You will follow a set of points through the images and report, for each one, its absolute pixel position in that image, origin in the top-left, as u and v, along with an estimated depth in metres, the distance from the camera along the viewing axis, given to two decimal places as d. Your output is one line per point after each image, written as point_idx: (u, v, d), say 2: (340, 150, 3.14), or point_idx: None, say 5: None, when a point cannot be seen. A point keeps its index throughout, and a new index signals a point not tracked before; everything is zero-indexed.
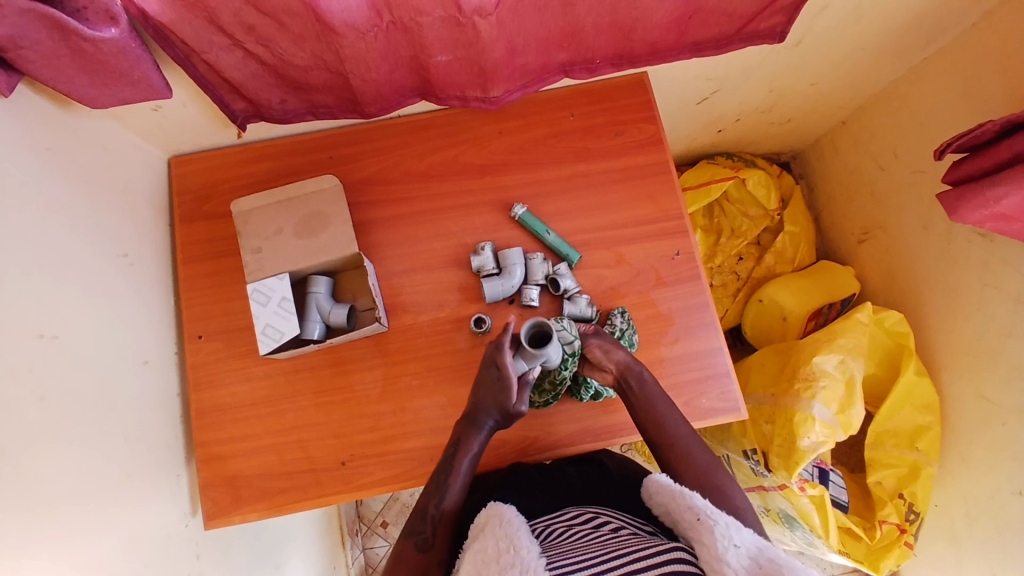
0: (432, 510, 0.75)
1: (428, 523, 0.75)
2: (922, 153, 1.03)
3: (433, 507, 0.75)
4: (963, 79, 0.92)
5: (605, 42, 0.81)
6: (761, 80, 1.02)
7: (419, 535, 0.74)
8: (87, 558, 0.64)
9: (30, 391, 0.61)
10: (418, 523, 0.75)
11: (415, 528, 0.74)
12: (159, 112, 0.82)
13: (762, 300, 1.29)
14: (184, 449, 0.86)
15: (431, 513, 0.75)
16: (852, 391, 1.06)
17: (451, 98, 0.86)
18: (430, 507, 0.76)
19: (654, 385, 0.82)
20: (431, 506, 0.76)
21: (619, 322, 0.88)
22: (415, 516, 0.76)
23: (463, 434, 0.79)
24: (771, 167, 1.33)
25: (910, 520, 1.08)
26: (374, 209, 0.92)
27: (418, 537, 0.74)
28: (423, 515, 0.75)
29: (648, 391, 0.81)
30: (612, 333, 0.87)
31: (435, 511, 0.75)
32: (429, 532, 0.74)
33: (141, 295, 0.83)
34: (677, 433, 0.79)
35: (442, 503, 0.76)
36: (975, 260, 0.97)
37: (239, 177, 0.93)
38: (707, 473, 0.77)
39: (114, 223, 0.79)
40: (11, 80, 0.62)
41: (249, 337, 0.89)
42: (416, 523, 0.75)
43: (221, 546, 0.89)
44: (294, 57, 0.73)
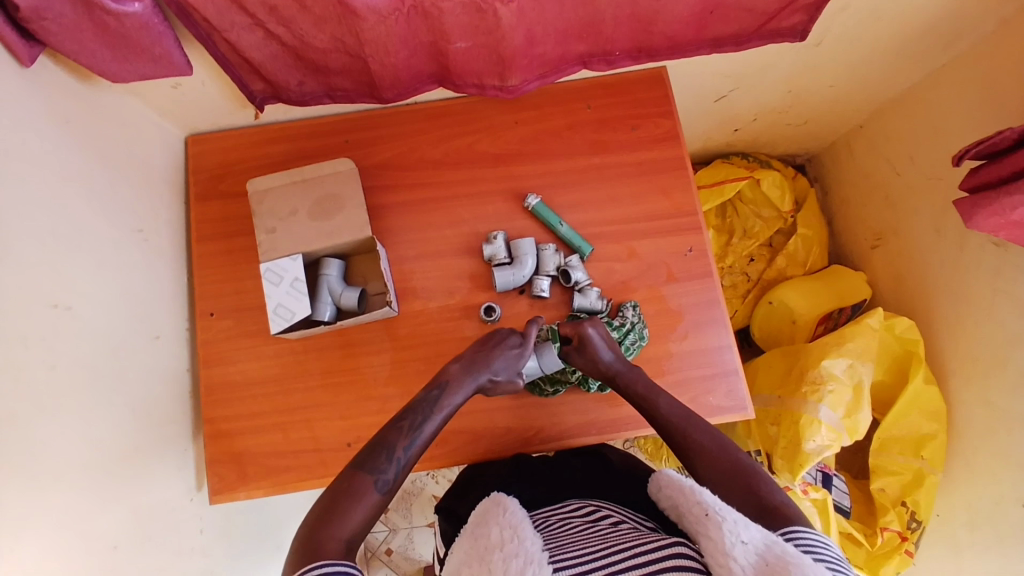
0: (399, 454, 0.71)
1: (392, 463, 0.69)
2: (937, 160, 1.02)
3: (402, 451, 0.71)
4: (984, 85, 0.91)
5: (625, 34, 0.81)
6: (779, 80, 1.01)
7: (382, 473, 0.68)
8: (90, 526, 0.65)
9: (41, 359, 0.62)
10: (381, 460, 0.69)
11: (377, 464, 0.69)
12: (178, 89, 0.82)
13: (772, 302, 1.28)
14: (191, 424, 0.86)
15: (399, 455, 0.70)
16: (859, 397, 1.06)
17: (468, 85, 0.86)
18: (397, 447, 0.71)
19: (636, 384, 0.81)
20: (400, 448, 0.71)
21: (630, 315, 0.88)
22: (376, 447, 0.70)
23: (446, 384, 0.78)
24: (787, 169, 1.32)
25: (912, 528, 1.07)
26: (388, 194, 0.93)
27: (381, 475, 0.68)
28: (390, 454, 0.70)
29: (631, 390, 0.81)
30: (622, 325, 0.87)
31: (401, 456, 0.70)
32: (390, 474, 0.69)
33: (155, 270, 0.84)
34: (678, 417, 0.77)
35: (411, 449, 0.71)
36: (988, 269, 0.96)
37: (256, 157, 0.94)
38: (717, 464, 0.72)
39: (130, 198, 0.80)
40: (33, 52, 0.63)
41: (260, 317, 0.90)
42: (380, 460, 0.69)
43: (224, 521, 0.89)
44: (314, 39, 0.74)
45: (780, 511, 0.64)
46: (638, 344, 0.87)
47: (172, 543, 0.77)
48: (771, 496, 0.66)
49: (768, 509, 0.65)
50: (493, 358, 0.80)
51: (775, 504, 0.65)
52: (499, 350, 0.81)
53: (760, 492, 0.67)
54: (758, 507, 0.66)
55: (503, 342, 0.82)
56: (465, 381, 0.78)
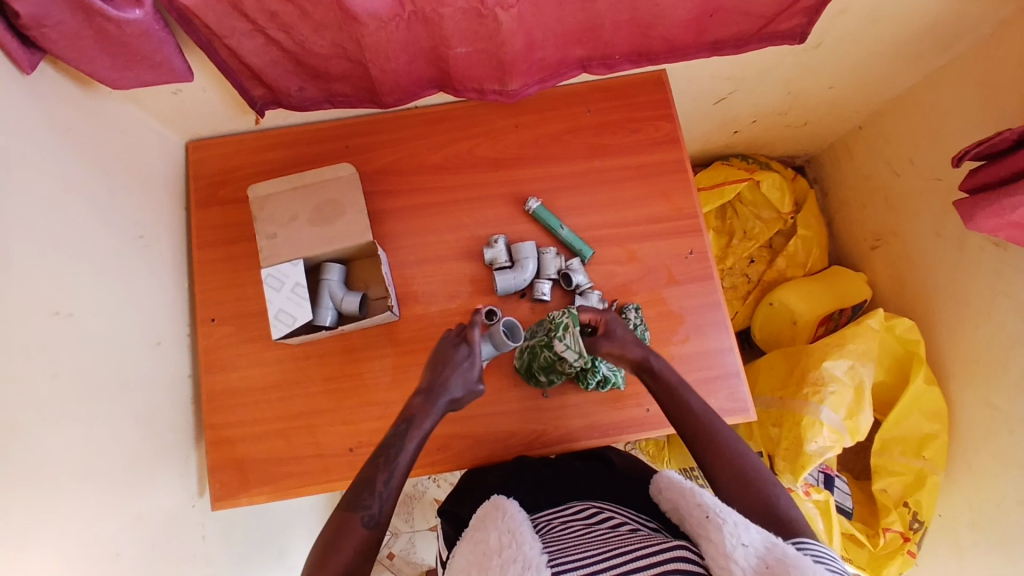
0: (381, 486, 0.71)
1: (375, 497, 0.70)
2: (937, 160, 1.03)
3: (383, 483, 0.71)
4: (982, 86, 0.91)
5: (624, 38, 0.81)
6: (778, 82, 1.01)
7: (367, 510, 0.69)
8: (93, 534, 0.65)
9: (43, 366, 0.62)
10: (364, 497, 0.70)
11: (361, 502, 0.70)
12: (178, 96, 0.82)
13: (772, 303, 1.28)
14: (192, 431, 0.86)
15: (379, 488, 0.71)
16: (861, 397, 1.06)
17: (468, 90, 0.86)
18: (378, 481, 0.71)
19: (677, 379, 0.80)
20: (380, 482, 0.71)
21: (630, 317, 0.87)
22: (358, 486, 0.71)
23: (410, 411, 0.76)
24: (786, 170, 1.32)
25: (914, 528, 1.07)
26: (388, 199, 0.93)
27: (365, 512, 0.69)
28: (372, 489, 0.70)
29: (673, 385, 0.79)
30: (622, 327, 0.86)
31: (383, 488, 0.71)
32: (376, 508, 0.70)
33: (156, 276, 0.84)
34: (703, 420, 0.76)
35: (392, 480, 0.72)
36: (988, 269, 0.96)
37: (256, 163, 0.94)
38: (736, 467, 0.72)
39: (131, 204, 0.80)
40: (34, 59, 0.63)
41: (261, 323, 0.90)
42: (362, 497, 0.70)
43: (226, 527, 0.89)
44: (314, 45, 0.74)
45: (795, 525, 0.65)
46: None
47: (174, 549, 0.77)
48: (787, 511, 0.67)
49: (784, 522, 0.65)
50: (449, 377, 0.78)
51: (791, 518, 0.66)
52: (452, 367, 0.78)
53: (777, 505, 0.67)
54: (771, 518, 0.66)
55: (453, 358, 0.79)
56: (429, 404, 0.77)
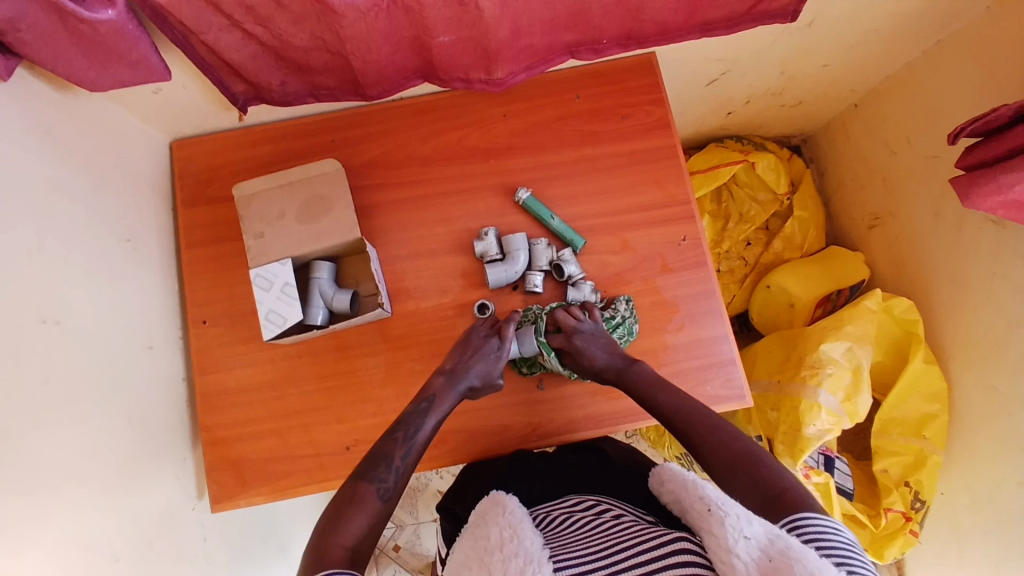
0: (398, 461, 0.72)
1: (391, 470, 0.71)
2: (934, 138, 1.01)
3: (401, 458, 0.72)
4: (979, 61, 0.89)
5: (612, 22, 0.79)
6: (772, 61, 0.99)
7: (383, 481, 0.70)
8: (91, 541, 0.65)
9: (33, 375, 0.62)
10: (380, 469, 0.71)
11: (377, 473, 0.70)
12: (159, 94, 0.81)
13: (769, 286, 1.27)
14: (189, 433, 0.86)
15: (396, 462, 0.72)
16: (859, 379, 1.05)
17: (454, 79, 0.84)
18: (395, 456, 0.73)
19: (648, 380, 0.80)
20: (398, 456, 0.73)
21: (621, 308, 0.86)
22: (375, 460, 0.72)
23: (430, 393, 0.79)
24: (782, 151, 1.30)
25: (916, 508, 1.08)
26: (376, 193, 0.91)
27: (382, 482, 0.69)
28: (388, 463, 0.72)
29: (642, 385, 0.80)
30: (613, 317, 0.86)
31: (399, 462, 0.72)
32: (391, 481, 0.70)
33: (145, 279, 0.83)
34: (684, 411, 0.76)
35: (409, 456, 0.73)
36: (987, 248, 0.95)
37: (242, 160, 0.93)
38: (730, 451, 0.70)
39: (116, 206, 0.79)
40: (9, 64, 0.61)
41: (253, 323, 0.89)
42: (379, 468, 0.71)
43: (226, 527, 0.90)
44: (294, 38, 0.72)
45: (790, 495, 0.63)
46: (626, 338, 0.86)
47: (175, 552, 0.77)
48: (779, 482, 0.65)
49: (777, 494, 0.63)
50: (472, 364, 0.81)
51: (783, 488, 0.64)
52: (476, 355, 0.81)
53: (768, 479, 0.66)
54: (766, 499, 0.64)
55: (482, 348, 0.82)
56: (450, 388, 0.80)
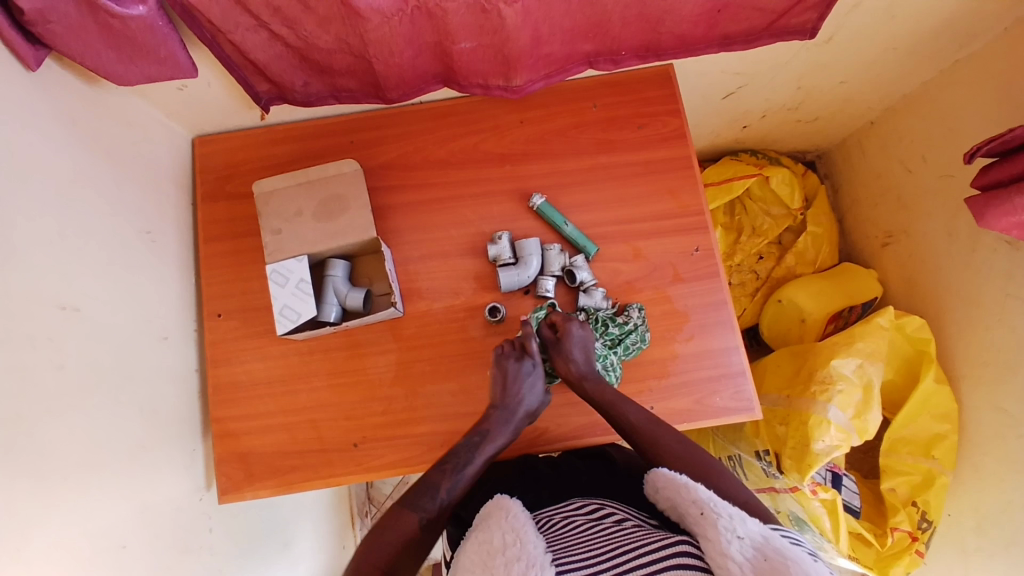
0: (441, 492, 0.74)
1: (433, 499, 0.74)
2: (950, 158, 1.01)
3: (444, 490, 0.75)
4: (994, 81, 0.89)
5: (631, 33, 0.80)
6: (790, 75, 1.00)
7: (425, 510, 0.73)
8: (100, 528, 0.65)
9: (48, 360, 0.63)
10: (424, 498, 0.73)
11: (421, 502, 0.73)
12: (184, 91, 0.82)
13: (781, 301, 1.27)
14: (199, 424, 0.87)
15: (442, 494, 0.74)
16: (869, 397, 1.04)
17: (473, 85, 0.85)
18: (440, 487, 0.75)
19: (609, 390, 0.82)
20: (443, 488, 0.75)
21: (634, 316, 0.86)
22: (420, 490, 0.74)
23: (486, 421, 0.80)
24: (796, 166, 1.31)
25: (922, 528, 1.06)
26: (392, 194, 0.93)
27: (425, 513, 0.72)
28: (431, 492, 0.74)
29: (603, 394, 0.82)
30: (625, 323, 0.86)
31: (443, 493, 0.74)
32: (432, 509, 0.73)
33: (163, 270, 0.84)
34: (639, 420, 0.80)
35: (454, 487, 0.75)
36: (1000, 269, 0.94)
37: (261, 158, 0.94)
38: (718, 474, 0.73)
39: (137, 199, 0.80)
40: (39, 54, 0.63)
41: (267, 318, 0.90)
42: (423, 498, 0.73)
43: (232, 520, 0.91)
44: (318, 40, 0.73)
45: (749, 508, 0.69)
46: (638, 345, 0.86)
47: (181, 541, 0.78)
48: (735, 496, 0.71)
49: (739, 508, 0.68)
50: (522, 395, 0.81)
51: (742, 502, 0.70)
52: (521, 383, 0.81)
53: (728, 490, 0.71)
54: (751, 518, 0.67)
55: (522, 373, 0.82)
56: (504, 422, 0.80)
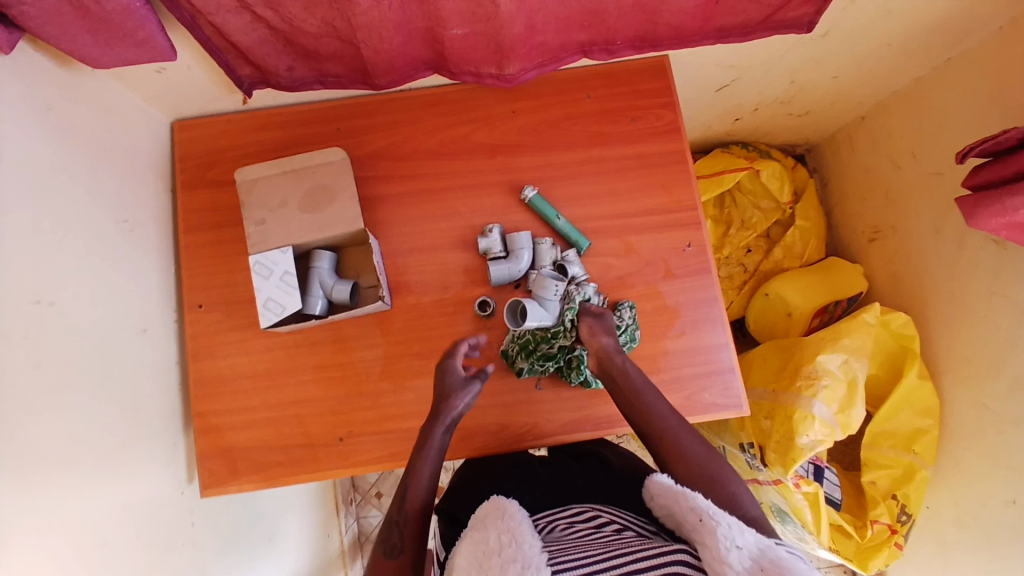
0: (395, 515, 0.72)
1: (394, 529, 0.71)
2: (939, 156, 1.01)
3: (395, 510, 0.72)
4: (988, 81, 0.89)
5: (627, 23, 0.78)
6: (783, 70, 0.99)
7: (388, 541, 0.71)
8: (79, 528, 0.63)
9: (24, 356, 0.60)
10: (387, 530, 0.71)
11: (384, 534, 0.71)
12: (163, 74, 0.79)
13: (768, 294, 1.27)
14: (180, 419, 0.85)
15: (397, 516, 0.72)
16: (853, 392, 1.05)
17: (464, 73, 0.83)
18: (394, 512, 0.72)
19: (637, 376, 0.79)
20: (396, 510, 0.72)
21: (625, 315, 0.85)
22: (386, 526, 0.72)
23: (423, 438, 0.77)
24: (787, 160, 1.30)
25: (901, 521, 1.08)
26: (380, 184, 0.90)
27: (387, 544, 0.70)
28: (391, 522, 0.72)
29: (630, 381, 0.79)
30: (616, 325, 0.85)
31: (400, 517, 0.72)
32: (397, 537, 0.71)
33: (141, 261, 0.81)
34: (664, 424, 0.76)
35: (405, 506, 0.72)
36: (986, 269, 0.95)
37: (244, 145, 0.91)
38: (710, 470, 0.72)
39: (115, 187, 0.77)
40: (12, 38, 0.59)
41: (250, 310, 0.88)
42: (385, 530, 0.72)
43: (215, 515, 0.89)
44: (304, 24, 0.71)
45: (758, 526, 0.67)
46: (628, 345, 0.86)
47: (163, 541, 0.76)
48: (745, 513, 0.68)
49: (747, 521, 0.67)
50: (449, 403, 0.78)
51: (749, 517, 0.68)
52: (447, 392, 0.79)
53: (740, 503, 0.69)
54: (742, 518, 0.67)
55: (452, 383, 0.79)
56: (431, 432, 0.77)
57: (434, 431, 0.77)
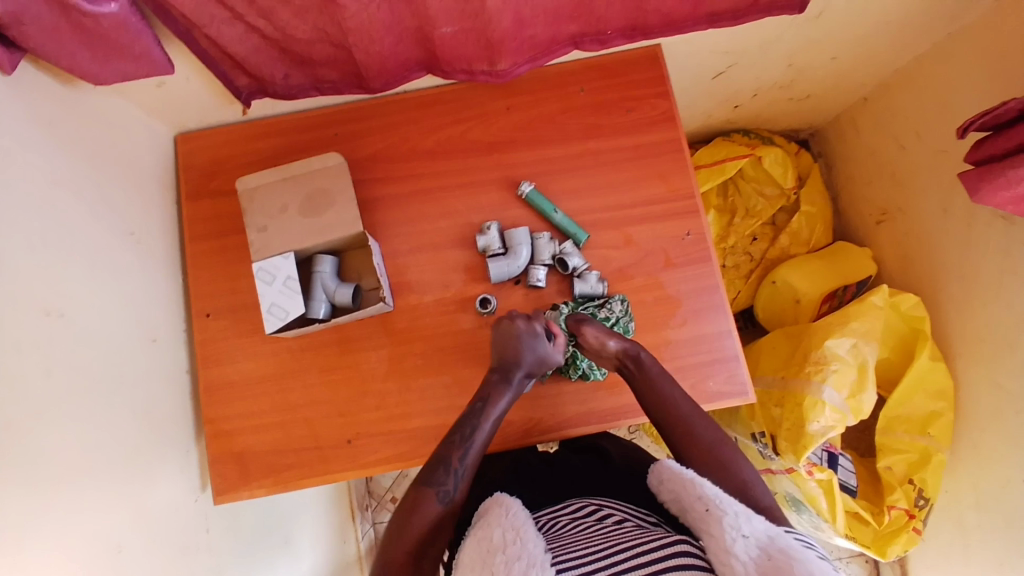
0: (456, 464, 0.72)
1: (453, 478, 0.72)
2: (942, 133, 1.00)
3: (458, 460, 0.73)
4: (988, 54, 0.88)
5: (616, 12, 0.78)
6: (780, 53, 0.98)
7: (443, 485, 0.71)
8: (95, 532, 0.65)
9: (36, 366, 0.62)
10: (440, 474, 0.71)
11: (437, 477, 0.71)
12: (162, 87, 0.81)
13: (775, 282, 1.26)
14: (192, 425, 0.87)
15: (455, 466, 0.72)
16: (864, 376, 1.04)
17: (457, 71, 0.83)
18: (452, 459, 0.73)
19: (654, 364, 0.81)
20: (455, 459, 0.73)
21: (616, 308, 0.86)
22: (437, 468, 0.72)
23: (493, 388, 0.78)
24: (789, 145, 1.29)
25: (918, 506, 1.06)
26: (379, 187, 0.91)
27: (442, 487, 0.71)
28: (450, 471, 0.72)
29: (648, 371, 0.80)
30: (608, 318, 0.85)
31: (459, 466, 0.72)
32: (451, 485, 0.71)
33: (149, 272, 0.83)
34: (676, 410, 0.77)
35: (466, 456, 0.73)
36: (996, 245, 0.94)
37: (245, 154, 0.93)
38: (710, 446, 0.74)
39: (120, 199, 0.79)
40: (15, 58, 0.61)
41: (256, 316, 0.90)
42: (439, 473, 0.71)
43: (229, 520, 0.90)
44: (296, 30, 0.72)
45: (769, 514, 0.67)
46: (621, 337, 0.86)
47: (182, 544, 0.78)
48: (759, 499, 0.68)
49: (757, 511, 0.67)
50: (525, 355, 0.79)
51: (764, 505, 0.68)
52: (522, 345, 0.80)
53: (750, 492, 0.69)
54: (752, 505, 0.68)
55: (533, 339, 0.80)
56: (504, 383, 0.79)
57: (505, 395, 0.78)
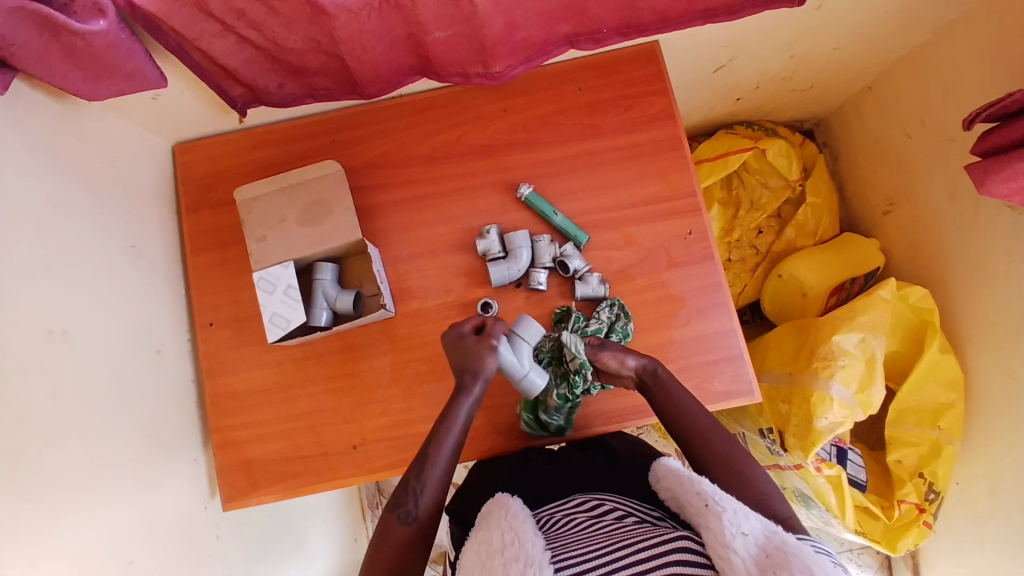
0: (414, 484, 0.72)
1: (413, 497, 0.71)
2: (948, 121, 0.98)
3: (415, 480, 0.72)
4: (993, 40, 0.86)
5: (610, 11, 0.77)
6: (780, 45, 0.96)
7: (403, 507, 0.71)
8: (104, 548, 0.66)
9: (40, 385, 0.62)
10: (401, 497, 0.72)
11: (399, 499, 0.72)
12: (158, 101, 0.81)
13: (782, 275, 1.24)
14: (198, 434, 0.88)
15: (415, 486, 0.72)
16: (872, 370, 1.03)
17: (451, 75, 0.83)
18: (413, 479, 0.72)
19: (671, 380, 0.79)
20: (414, 479, 0.72)
21: (606, 314, 0.85)
22: (400, 490, 0.72)
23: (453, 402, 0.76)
24: (794, 136, 1.27)
25: (929, 499, 1.06)
26: (378, 193, 0.91)
27: (401, 509, 0.71)
28: (408, 490, 0.72)
29: (666, 386, 0.78)
30: (601, 326, 0.84)
31: (417, 486, 0.72)
32: (411, 505, 0.71)
33: (151, 285, 0.84)
34: (696, 423, 0.75)
35: (423, 476, 0.72)
36: (1004, 234, 0.92)
37: (243, 163, 0.93)
38: (727, 458, 0.73)
39: (120, 214, 0.80)
40: (4, 79, 0.61)
41: (259, 325, 0.90)
42: (399, 495, 0.72)
43: (240, 527, 0.91)
44: (288, 41, 0.72)
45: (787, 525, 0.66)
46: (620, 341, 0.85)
47: (191, 552, 0.79)
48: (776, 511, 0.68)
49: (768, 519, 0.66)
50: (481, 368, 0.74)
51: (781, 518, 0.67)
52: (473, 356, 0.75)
53: (767, 504, 0.68)
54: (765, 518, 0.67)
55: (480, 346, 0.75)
56: (462, 397, 0.75)
57: (460, 403, 0.76)
